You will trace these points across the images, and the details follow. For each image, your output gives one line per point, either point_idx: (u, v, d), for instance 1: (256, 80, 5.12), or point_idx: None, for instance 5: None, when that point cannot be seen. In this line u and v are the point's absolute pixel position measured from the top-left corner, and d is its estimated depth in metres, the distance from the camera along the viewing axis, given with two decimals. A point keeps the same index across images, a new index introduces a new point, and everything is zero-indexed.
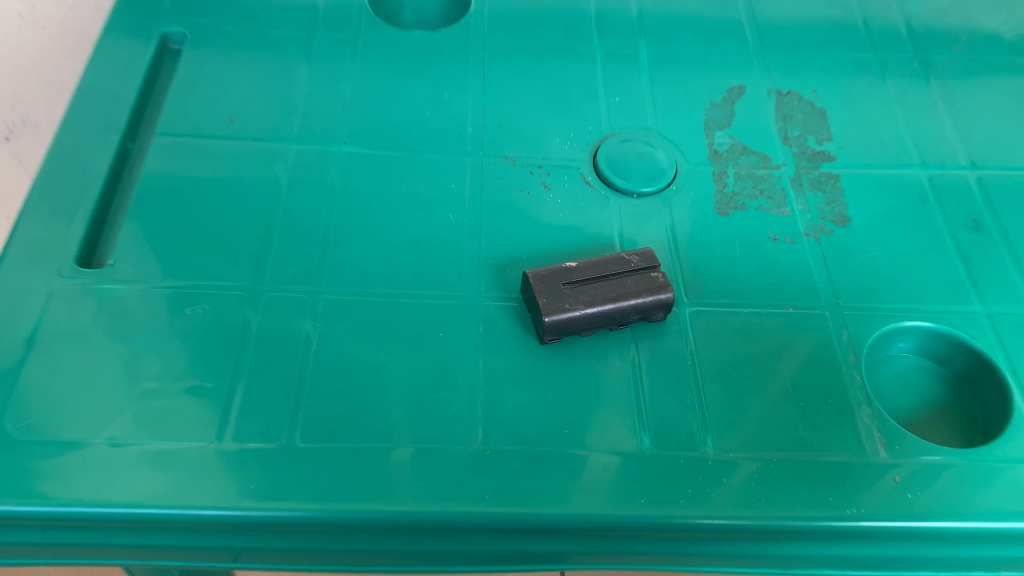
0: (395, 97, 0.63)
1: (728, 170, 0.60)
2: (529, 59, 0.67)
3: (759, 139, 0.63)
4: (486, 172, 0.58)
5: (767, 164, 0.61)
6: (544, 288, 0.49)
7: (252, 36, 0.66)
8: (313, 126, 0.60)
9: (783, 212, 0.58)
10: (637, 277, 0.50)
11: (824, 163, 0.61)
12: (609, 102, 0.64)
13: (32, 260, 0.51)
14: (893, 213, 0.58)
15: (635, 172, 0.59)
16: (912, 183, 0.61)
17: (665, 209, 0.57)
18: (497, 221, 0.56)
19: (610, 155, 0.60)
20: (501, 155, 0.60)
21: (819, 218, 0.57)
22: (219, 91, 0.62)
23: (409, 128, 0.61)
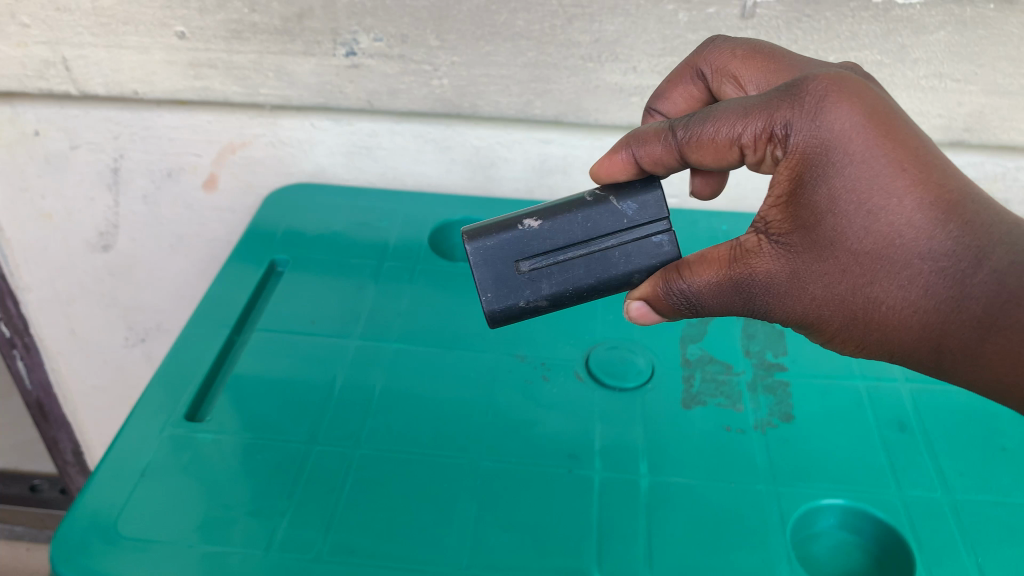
0: (457, 319, 0.74)
1: (694, 374, 0.68)
2: None
3: (723, 352, 0.70)
4: (499, 367, 0.69)
5: (728, 373, 0.68)
6: (495, 281, 0.58)
7: (401, 274, 0.80)
8: (370, 329, 0.73)
9: (737, 409, 0.65)
10: (624, 247, 0.58)
11: (778, 370, 0.69)
12: (589, 329, 0.73)
13: (171, 414, 0.64)
14: (827, 415, 0.64)
15: (623, 375, 0.68)
16: (859, 398, 0.66)
17: (641, 403, 0.66)
18: (443, 432, 0.63)
19: (605, 353, 0.70)
20: (516, 355, 0.70)
21: (767, 416, 0.64)
22: (311, 283, 0.78)
23: (525, 357, 0.70)
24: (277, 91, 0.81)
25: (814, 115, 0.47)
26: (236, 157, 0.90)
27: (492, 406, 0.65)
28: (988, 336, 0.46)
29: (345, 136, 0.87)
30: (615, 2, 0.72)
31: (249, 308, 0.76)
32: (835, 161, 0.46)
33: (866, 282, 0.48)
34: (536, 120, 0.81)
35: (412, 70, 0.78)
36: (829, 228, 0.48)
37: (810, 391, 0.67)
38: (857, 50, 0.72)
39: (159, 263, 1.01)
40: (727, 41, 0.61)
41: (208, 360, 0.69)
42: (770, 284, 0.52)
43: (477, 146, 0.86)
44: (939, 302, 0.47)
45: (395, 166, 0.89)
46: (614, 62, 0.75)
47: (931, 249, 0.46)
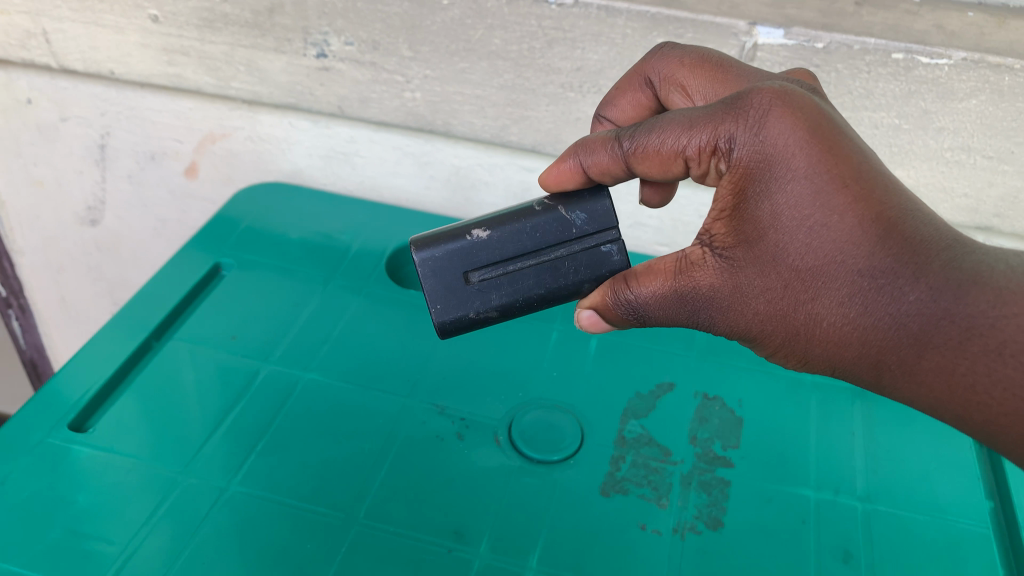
0: (388, 353, 0.68)
1: (626, 455, 0.60)
2: None
3: (665, 435, 0.62)
4: (411, 415, 0.62)
5: (662, 461, 0.60)
6: (445, 291, 0.51)
7: (347, 292, 0.74)
8: (290, 353, 0.67)
9: (661, 504, 0.57)
10: (574, 258, 0.52)
11: (722, 467, 0.60)
12: (525, 386, 0.65)
13: (53, 423, 0.60)
14: (762, 529, 0.56)
15: (544, 445, 0.60)
16: (805, 513, 0.57)
17: (553, 484, 0.58)
18: (327, 483, 0.57)
19: (531, 417, 0.63)
20: (433, 405, 0.63)
21: (690, 522, 0.56)
22: (250, 289, 0.73)
23: (444, 409, 0.63)
24: (249, 86, 0.78)
25: (759, 127, 0.42)
26: (216, 147, 0.87)
27: (389, 462, 0.59)
28: (925, 355, 0.40)
29: (323, 138, 0.82)
30: (600, 29, 0.64)
31: (176, 313, 0.71)
32: (777, 176, 0.42)
33: (805, 300, 0.43)
34: (516, 147, 0.75)
35: (383, 79, 0.73)
36: (772, 244, 0.43)
37: (751, 496, 0.58)
38: (871, 110, 0.63)
39: (144, 244, 1.00)
40: (678, 47, 0.55)
41: (111, 367, 0.65)
42: (712, 298, 0.46)
43: (457, 166, 0.79)
44: (877, 322, 0.41)
45: (373, 176, 0.84)
46: (596, 93, 0.69)
47: (871, 264, 0.41)
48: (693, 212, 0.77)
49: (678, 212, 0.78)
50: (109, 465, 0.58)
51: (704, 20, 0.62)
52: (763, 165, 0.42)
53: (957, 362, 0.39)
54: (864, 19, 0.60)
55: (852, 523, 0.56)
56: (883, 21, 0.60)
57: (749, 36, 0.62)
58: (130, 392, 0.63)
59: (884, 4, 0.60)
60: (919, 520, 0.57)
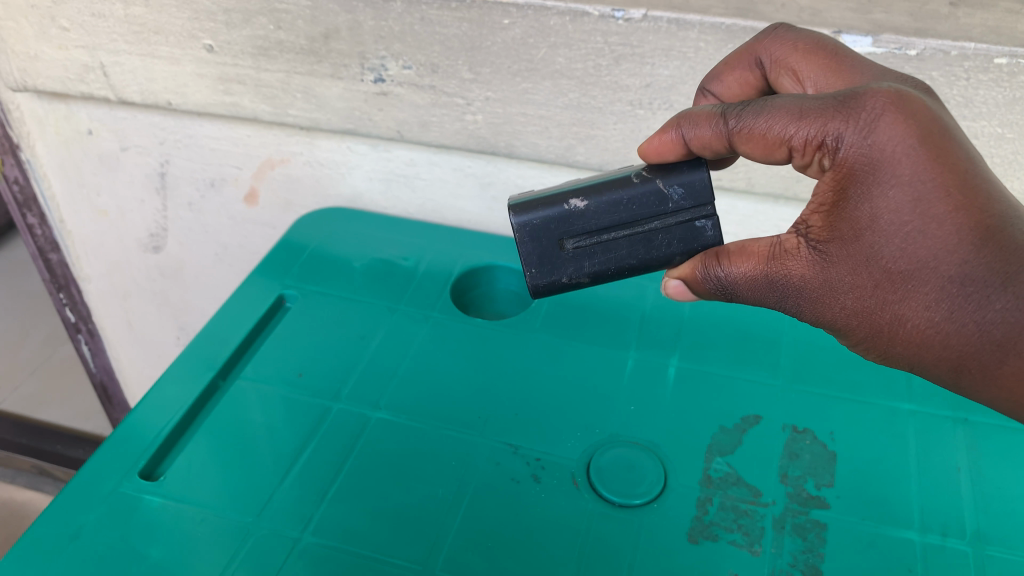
0: (458, 388, 0.65)
1: (714, 497, 0.57)
2: (539, 338, 0.70)
3: (754, 473, 0.58)
4: (486, 455, 0.60)
5: (752, 503, 0.57)
6: (539, 257, 0.51)
7: (414, 320, 0.71)
8: (359, 391, 0.65)
9: (753, 551, 0.54)
10: (668, 231, 0.50)
11: (816, 509, 0.56)
12: (602, 422, 0.62)
13: (125, 470, 0.59)
14: None
15: (625, 487, 0.58)
16: (911, 560, 0.53)
17: (637, 530, 0.55)
18: (402, 525, 0.55)
19: (610, 456, 0.60)
20: (507, 444, 0.61)
21: (786, 571, 0.53)
22: (315, 322, 0.71)
23: (518, 449, 0.60)
24: (307, 113, 0.76)
25: (869, 129, 0.41)
26: (274, 173, 0.85)
27: (464, 507, 0.56)
28: (1006, 360, 0.41)
29: (382, 162, 0.80)
30: (670, 43, 0.61)
31: (242, 351, 0.69)
32: (880, 180, 0.41)
33: (893, 301, 0.43)
34: (582, 166, 0.72)
35: (443, 102, 0.70)
36: (868, 245, 0.42)
37: (850, 541, 0.54)
38: (969, 120, 0.58)
39: (205, 269, 0.99)
40: (796, 30, 0.51)
41: (178, 411, 0.63)
42: (800, 289, 0.45)
43: (520, 185, 0.77)
44: (964, 327, 0.41)
45: (433, 198, 0.82)
46: (668, 110, 0.65)
47: (966, 270, 0.40)
48: (772, 226, 0.73)
49: (756, 226, 0.74)
50: (180, 516, 0.56)
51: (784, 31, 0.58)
52: (868, 169, 0.41)
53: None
54: (961, 22, 0.56)
55: (964, 572, 0.52)
56: (982, 23, 0.55)
57: None
58: (196, 439, 0.61)
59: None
60: None
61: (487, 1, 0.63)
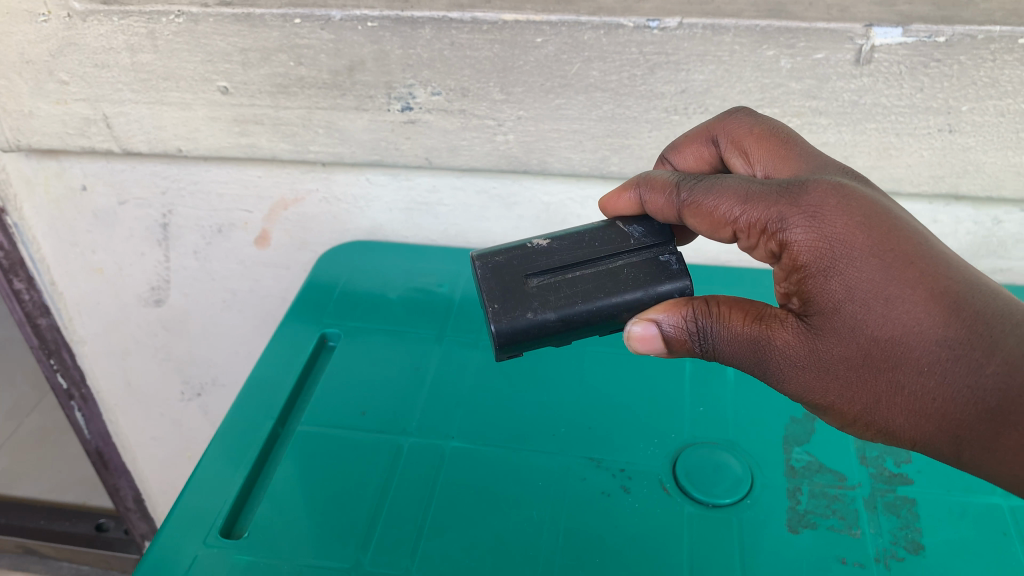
0: (522, 410, 0.65)
1: (803, 486, 0.58)
2: (595, 350, 0.70)
3: (835, 459, 0.60)
4: (569, 472, 0.59)
5: (840, 487, 0.58)
6: (504, 291, 0.49)
7: (465, 344, 0.71)
8: (425, 422, 0.64)
9: (854, 533, 0.55)
10: (633, 267, 0.51)
11: (902, 485, 0.58)
12: (676, 426, 0.63)
13: (204, 531, 0.57)
14: (966, 548, 0.53)
15: (715, 486, 0.58)
16: (1004, 524, 0.55)
17: (738, 527, 0.55)
18: (498, 553, 0.54)
19: (692, 459, 0.60)
20: (586, 459, 0.60)
21: (891, 548, 0.54)
22: (364, 358, 0.70)
23: (601, 462, 0.60)
24: (328, 148, 0.75)
25: (814, 214, 0.43)
26: (288, 213, 0.84)
27: (560, 526, 0.56)
28: (1001, 431, 0.39)
29: (403, 191, 0.79)
30: (705, 48, 0.62)
31: (294, 396, 0.68)
32: (836, 258, 0.42)
33: (883, 372, 0.42)
34: (613, 176, 0.73)
35: (474, 125, 0.70)
36: (843, 319, 0.42)
37: (942, 512, 0.56)
38: (997, 98, 0.61)
39: (212, 318, 0.96)
40: (756, 117, 0.54)
41: (244, 464, 0.61)
42: (786, 360, 0.45)
43: (547, 203, 0.78)
44: (955, 395, 0.40)
45: (457, 223, 0.81)
46: (702, 114, 0.66)
47: (944, 338, 0.41)
48: None
49: None
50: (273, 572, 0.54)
51: (818, 28, 0.60)
52: (822, 248, 0.42)
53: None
54: (983, 7, 0.58)
55: None
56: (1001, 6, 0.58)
57: (866, 38, 0.60)
58: (271, 488, 0.60)
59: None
60: None
61: (520, 21, 0.63)
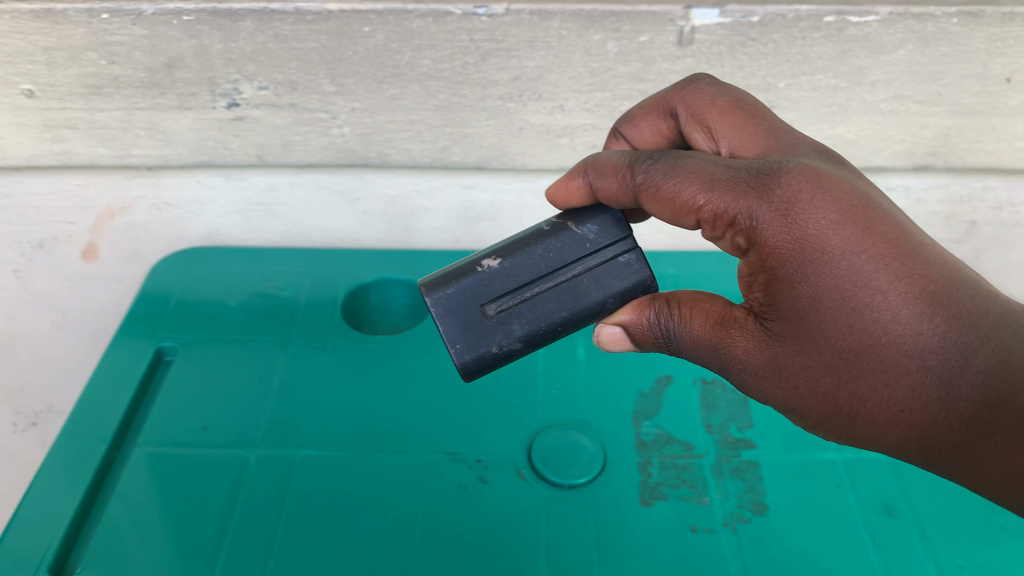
0: (376, 410, 0.63)
1: (654, 460, 0.59)
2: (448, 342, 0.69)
3: (683, 429, 0.61)
4: (426, 468, 0.58)
5: (690, 457, 0.59)
6: (463, 329, 0.45)
7: (312, 348, 0.69)
8: (274, 432, 0.61)
9: (703, 501, 0.56)
10: (595, 272, 0.46)
11: (746, 449, 0.60)
12: (530, 412, 0.63)
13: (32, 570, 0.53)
14: (805, 504, 0.56)
15: (570, 469, 0.59)
16: (838, 477, 0.58)
17: (594, 506, 0.56)
18: (354, 561, 0.53)
19: (548, 444, 0.60)
20: (443, 454, 0.59)
21: (737, 511, 0.56)
22: (205, 369, 0.67)
23: (457, 455, 0.59)
24: (150, 150, 0.72)
25: (787, 209, 0.39)
26: (115, 222, 0.78)
27: (416, 525, 0.55)
28: (978, 440, 0.38)
29: (238, 192, 0.75)
30: (534, 34, 0.62)
31: (130, 416, 0.64)
32: (811, 258, 0.38)
33: (850, 379, 0.40)
34: (455, 166, 0.73)
35: (306, 119, 0.68)
36: (812, 324, 0.39)
37: (783, 472, 0.58)
38: (809, 74, 0.64)
39: (42, 344, 0.88)
40: (719, 87, 0.50)
41: (76, 493, 0.57)
42: (747, 365, 0.43)
43: (391, 195, 0.75)
44: (927, 404, 0.39)
45: (299, 222, 0.78)
46: (537, 100, 0.67)
47: (922, 344, 0.38)
48: None
49: None
50: None
51: (641, 11, 0.61)
52: (795, 248, 0.39)
53: (1011, 452, 0.37)
54: None
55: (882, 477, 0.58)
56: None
57: (686, 20, 0.61)
58: (108, 517, 0.56)
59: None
60: None
61: (345, 11, 0.61)
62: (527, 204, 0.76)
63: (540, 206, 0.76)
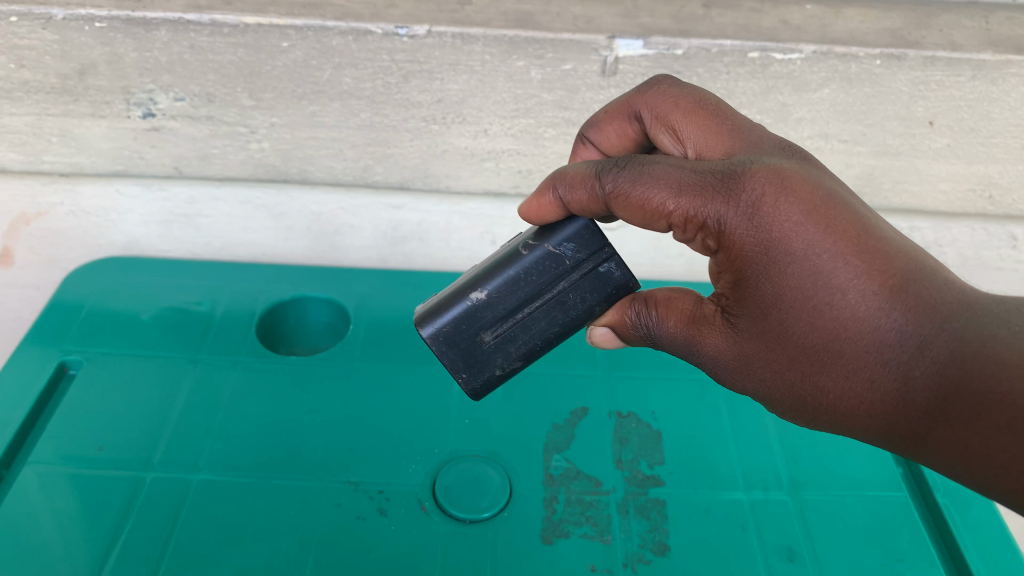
0: (281, 435, 0.62)
1: (559, 495, 0.58)
2: (363, 364, 0.68)
3: (592, 464, 0.60)
4: (326, 499, 0.57)
5: (596, 493, 0.58)
6: (466, 359, 0.46)
7: (222, 367, 0.67)
8: (172, 454, 0.60)
9: (605, 540, 0.55)
10: (578, 287, 0.45)
11: (653, 487, 0.59)
12: (439, 441, 0.62)
13: None
14: (707, 546, 0.55)
15: (474, 502, 0.57)
16: (743, 518, 0.57)
17: (493, 543, 0.55)
18: None
19: (453, 475, 0.59)
20: (345, 483, 0.58)
21: (638, 551, 0.55)
22: (109, 386, 0.64)
23: (359, 485, 0.58)
24: (64, 157, 0.71)
25: (753, 208, 0.38)
26: (30, 228, 0.75)
27: (310, 557, 0.54)
28: (933, 428, 0.36)
29: (158, 202, 0.73)
30: (456, 57, 0.61)
31: (23, 436, 0.61)
32: (776, 258, 0.38)
33: (812, 373, 0.39)
34: (379, 184, 0.73)
35: (224, 133, 0.67)
36: (775, 321, 0.39)
37: (688, 512, 0.57)
38: (734, 109, 0.64)
39: None
40: (680, 85, 0.47)
41: None
42: (719, 359, 0.42)
43: (317, 212, 0.73)
44: (886, 394, 0.38)
45: (222, 235, 0.76)
46: (461, 123, 0.67)
47: (882, 338, 0.37)
48: None
49: None
50: None
51: (564, 39, 0.60)
52: (761, 247, 0.38)
53: (967, 435, 0.35)
54: (716, 21, 0.61)
55: (787, 520, 0.57)
56: (733, 21, 0.61)
57: (609, 50, 0.61)
58: None
59: (730, 3, 0.61)
60: (845, 504, 0.59)
61: (263, 25, 0.59)
62: (455, 226, 0.75)
63: (467, 227, 0.75)
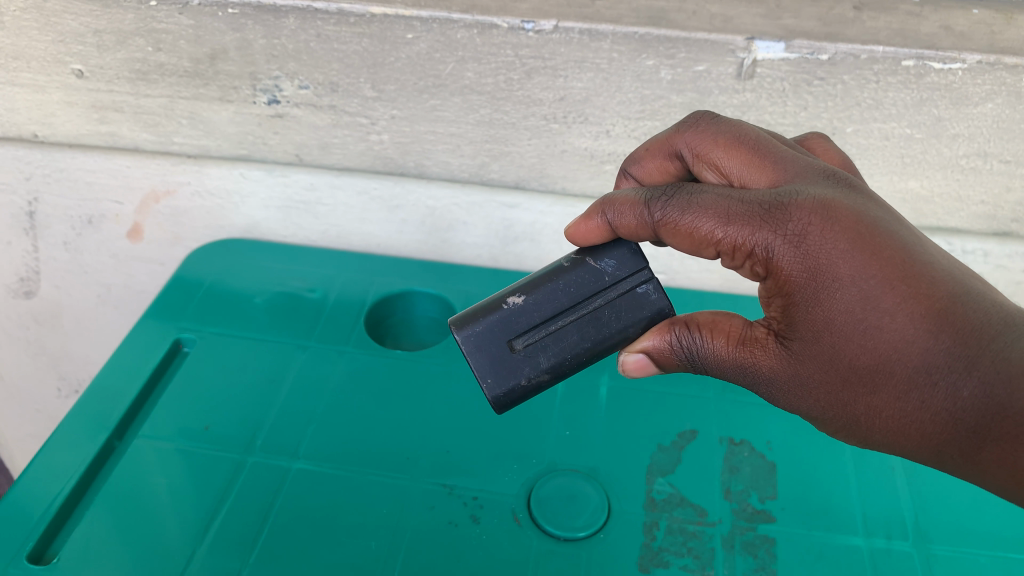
0: (377, 430, 0.61)
1: (660, 521, 0.55)
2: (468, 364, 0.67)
3: (698, 492, 0.57)
4: (418, 500, 0.56)
5: (700, 522, 0.55)
6: (492, 363, 0.45)
7: (329, 355, 0.67)
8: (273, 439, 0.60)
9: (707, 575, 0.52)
10: (613, 305, 0.46)
11: (764, 522, 0.55)
12: (539, 451, 0.59)
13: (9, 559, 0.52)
14: None
15: (569, 518, 0.55)
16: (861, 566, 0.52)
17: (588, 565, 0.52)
18: None
19: (550, 489, 0.57)
20: (438, 484, 0.57)
21: None
22: (219, 364, 0.66)
23: (453, 489, 0.57)
24: (193, 140, 0.72)
25: (799, 237, 0.38)
26: (160, 206, 0.78)
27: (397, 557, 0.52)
28: (984, 446, 0.36)
29: (279, 187, 0.74)
30: (583, 54, 0.59)
31: (135, 411, 0.63)
32: (823, 284, 0.38)
33: (862, 396, 0.38)
34: (494, 184, 0.71)
35: (345, 122, 0.67)
36: (825, 345, 0.38)
37: (800, 555, 0.53)
38: (881, 121, 0.59)
39: (91, 315, 0.89)
40: (721, 120, 0.47)
41: (68, 484, 0.56)
42: (772, 380, 0.42)
43: (432, 206, 0.72)
44: (936, 417, 0.37)
45: (338, 224, 0.77)
46: (582, 123, 0.64)
47: (931, 360, 0.36)
48: None
49: None
50: None
51: (698, 39, 0.57)
52: (807, 274, 0.38)
53: (1015, 454, 0.34)
54: (868, 25, 0.55)
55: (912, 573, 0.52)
56: (888, 26, 0.55)
57: (747, 52, 0.57)
58: (93, 510, 0.55)
59: (885, 5, 0.55)
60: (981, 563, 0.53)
61: (388, 15, 0.58)
62: None
63: None
